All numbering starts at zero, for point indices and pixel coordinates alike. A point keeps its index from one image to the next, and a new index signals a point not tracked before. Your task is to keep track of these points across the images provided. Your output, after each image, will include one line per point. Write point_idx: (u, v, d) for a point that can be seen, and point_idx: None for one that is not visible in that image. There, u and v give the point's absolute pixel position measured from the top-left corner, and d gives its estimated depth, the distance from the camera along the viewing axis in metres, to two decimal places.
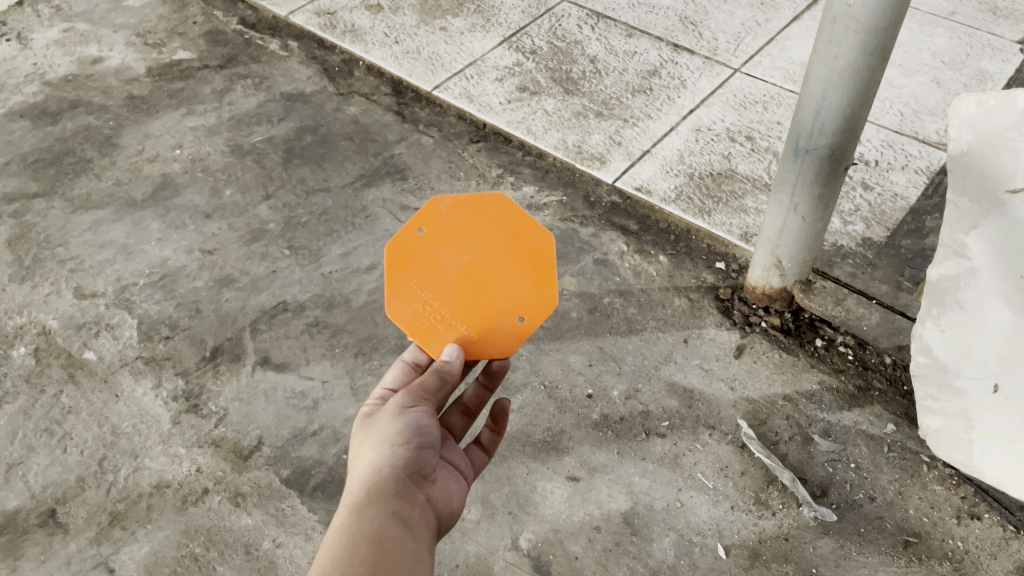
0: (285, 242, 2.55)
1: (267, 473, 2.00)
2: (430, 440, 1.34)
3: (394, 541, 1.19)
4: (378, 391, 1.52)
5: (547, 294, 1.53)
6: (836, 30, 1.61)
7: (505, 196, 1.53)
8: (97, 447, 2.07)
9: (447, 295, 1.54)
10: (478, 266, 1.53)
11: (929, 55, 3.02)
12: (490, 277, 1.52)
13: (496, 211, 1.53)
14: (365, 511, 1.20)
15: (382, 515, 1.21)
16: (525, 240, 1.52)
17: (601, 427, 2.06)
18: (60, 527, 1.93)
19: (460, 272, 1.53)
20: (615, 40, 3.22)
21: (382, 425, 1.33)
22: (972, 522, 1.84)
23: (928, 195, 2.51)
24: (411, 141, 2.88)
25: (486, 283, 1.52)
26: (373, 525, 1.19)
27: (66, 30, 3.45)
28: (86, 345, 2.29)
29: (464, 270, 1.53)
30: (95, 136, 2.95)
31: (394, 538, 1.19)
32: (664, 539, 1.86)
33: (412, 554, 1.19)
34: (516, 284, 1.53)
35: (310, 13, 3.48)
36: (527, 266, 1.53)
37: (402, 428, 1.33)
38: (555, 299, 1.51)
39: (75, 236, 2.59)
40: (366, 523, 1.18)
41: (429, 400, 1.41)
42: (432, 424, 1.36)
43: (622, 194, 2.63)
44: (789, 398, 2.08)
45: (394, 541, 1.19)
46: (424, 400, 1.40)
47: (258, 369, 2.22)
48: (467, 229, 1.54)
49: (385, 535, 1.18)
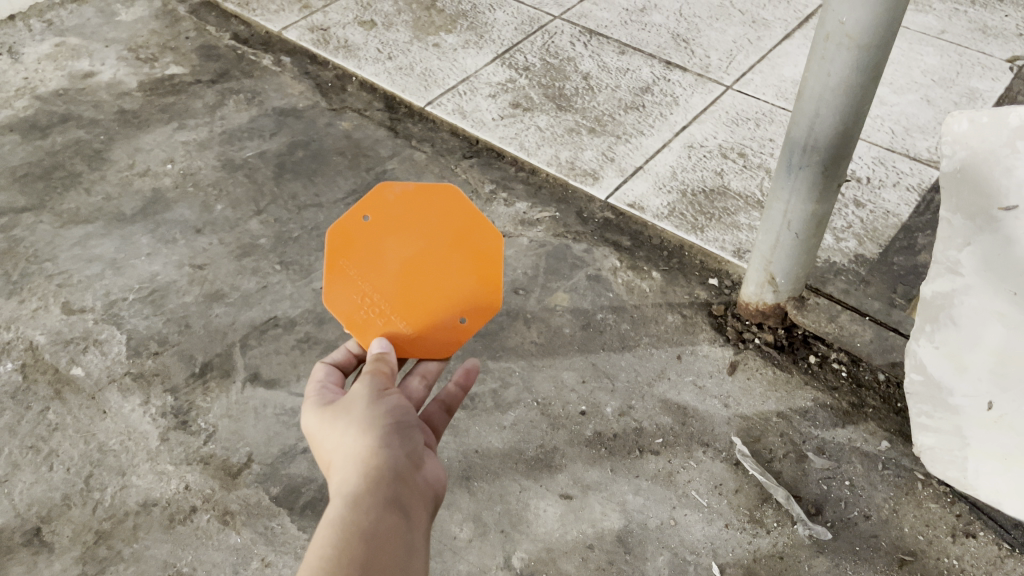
0: (276, 257, 2.53)
1: (257, 491, 1.97)
2: (410, 422, 1.30)
3: (396, 521, 1.08)
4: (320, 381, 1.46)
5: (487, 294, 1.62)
6: (830, 46, 1.62)
7: (451, 189, 1.62)
8: (84, 465, 2.03)
9: (387, 287, 1.59)
10: (420, 260, 1.59)
11: (919, 73, 3.05)
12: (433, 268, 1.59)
13: (441, 204, 1.61)
14: (361, 497, 1.10)
15: (379, 499, 1.11)
16: (469, 239, 1.61)
17: (594, 444, 2.05)
18: (44, 546, 1.89)
19: (403, 265, 1.59)
20: (608, 57, 3.24)
21: (362, 412, 1.27)
22: (967, 540, 1.83)
23: (919, 213, 2.52)
24: (404, 157, 2.88)
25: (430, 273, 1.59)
26: (369, 512, 1.08)
27: (58, 44, 3.44)
28: (73, 361, 2.26)
29: (407, 262, 1.59)
30: (85, 150, 2.93)
31: (391, 524, 1.07)
32: (658, 558, 1.84)
33: (409, 541, 1.07)
34: (460, 282, 1.61)
35: (302, 28, 3.48)
36: (472, 266, 1.61)
37: (383, 412, 1.28)
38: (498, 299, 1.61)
39: (64, 250, 2.56)
40: (361, 510, 1.07)
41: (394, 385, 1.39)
42: (408, 406, 1.34)
43: (615, 210, 2.64)
44: (783, 415, 2.08)
45: (389, 527, 1.07)
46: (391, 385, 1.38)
47: (248, 385, 2.19)
48: (410, 221, 1.60)
49: (379, 520, 1.07)
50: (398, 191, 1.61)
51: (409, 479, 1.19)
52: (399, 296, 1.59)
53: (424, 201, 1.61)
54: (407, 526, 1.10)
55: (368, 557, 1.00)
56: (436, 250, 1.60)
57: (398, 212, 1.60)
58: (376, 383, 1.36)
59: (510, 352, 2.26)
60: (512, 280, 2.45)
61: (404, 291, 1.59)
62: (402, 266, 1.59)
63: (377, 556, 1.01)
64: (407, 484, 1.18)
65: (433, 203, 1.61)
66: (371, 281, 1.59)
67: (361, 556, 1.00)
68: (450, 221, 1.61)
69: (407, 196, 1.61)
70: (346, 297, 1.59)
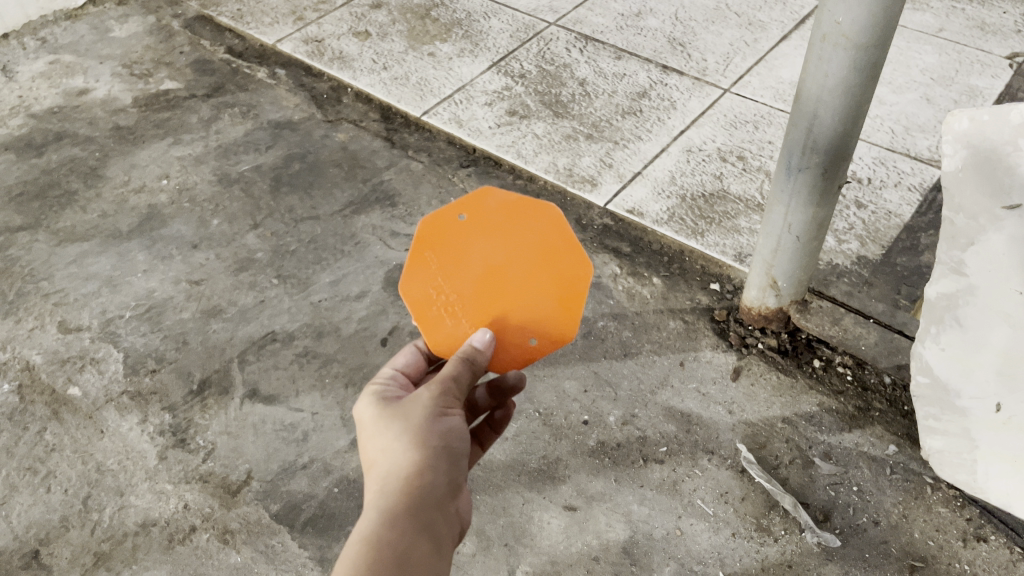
0: (274, 271, 2.52)
1: (256, 509, 1.95)
2: (465, 446, 1.26)
3: (426, 555, 1.12)
4: (387, 372, 1.40)
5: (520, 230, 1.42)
6: (826, 47, 1.60)
7: (555, 208, 1.42)
8: (82, 485, 2.01)
9: (465, 291, 1.42)
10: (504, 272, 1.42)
11: (918, 72, 3.03)
12: (513, 285, 1.41)
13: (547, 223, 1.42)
14: (396, 523, 1.12)
15: (412, 530, 1.13)
16: (559, 263, 1.42)
17: (598, 454, 2.02)
18: (43, 568, 1.87)
19: (486, 270, 1.42)
20: (604, 63, 3.22)
21: (420, 425, 1.22)
22: (979, 544, 1.80)
23: (922, 212, 2.50)
24: (400, 167, 2.87)
25: (507, 291, 1.42)
26: (401, 545, 1.10)
27: (52, 62, 3.44)
28: (70, 380, 2.24)
29: (490, 269, 1.42)
30: (80, 168, 2.92)
31: (422, 559, 1.11)
32: (665, 569, 1.81)
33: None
34: (538, 300, 1.42)
35: (297, 40, 3.47)
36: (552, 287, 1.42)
37: (439, 432, 1.22)
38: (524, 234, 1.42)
39: (60, 269, 2.55)
40: (395, 541, 1.10)
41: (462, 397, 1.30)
42: (466, 428, 1.28)
43: (614, 216, 2.62)
44: (788, 420, 2.05)
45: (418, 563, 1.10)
46: (458, 398, 1.28)
47: (247, 402, 2.17)
48: (510, 232, 1.42)
49: (409, 554, 1.10)
50: (499, 198, 1.42)
51: (444, 505, 1.19)
52: (475, 303, 1.41)
53: (523, 214, 1.42)
54: (436, 560, 1.13)
55: None
56: (521, 265, 1.42)
57: (497, 221, 1.42)
58: (441, 392, 1.26)
59: None
60: None
61: (482, 302, 1.41)
62: (485, 270, 1.42)
63: None
64: (442, 512, 1.18)
65: (534, 223, 1.42)
66: (452, 282, 1.42)
67: None
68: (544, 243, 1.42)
69: (508, 207, 1.43)
70: (420, 287, 1.42)
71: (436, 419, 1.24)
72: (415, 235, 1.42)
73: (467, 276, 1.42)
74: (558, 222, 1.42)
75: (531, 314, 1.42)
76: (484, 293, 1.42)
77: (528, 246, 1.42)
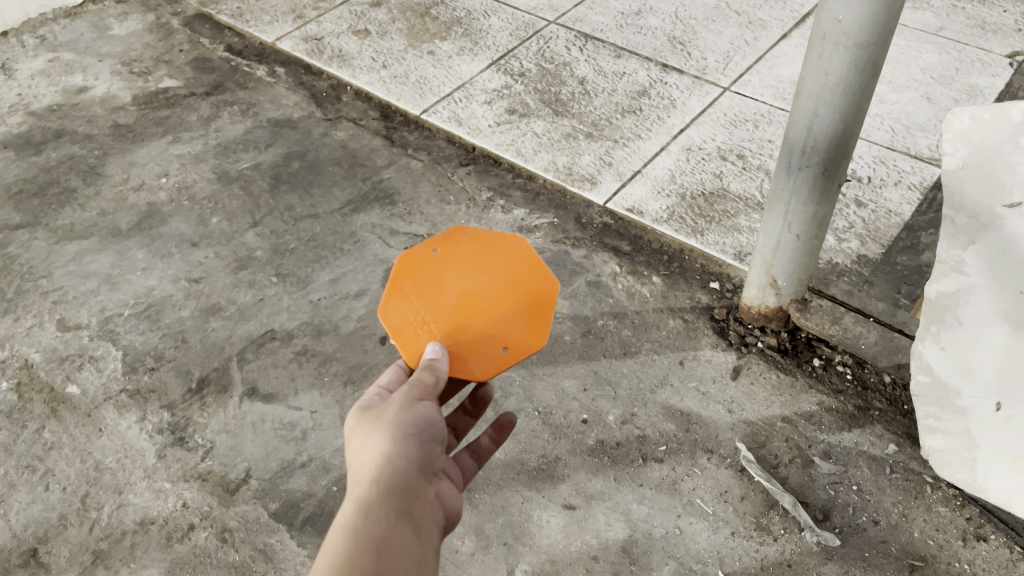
0: (273, 269, 2.51)
1: (255, 507, 1.94)
2: (439, 435, 1.29)
3: (406, 540, 1.10)
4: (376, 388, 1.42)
5: (492, 258, 1.71)
6: (826, 46, 1.59)
7: (522, 242, 1.74)
8: (80, 484, 2.01)
9: (441, 311, 1.62)
10: (475, 295, 1.65)
11: (918, 71, 3.03)
12: (486, 304, 1.64)
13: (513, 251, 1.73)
14: (372, 507, 1.12)
15: (389, 516, 1.12)
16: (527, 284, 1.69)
17: (597, 453, 2.02)
18: (41, 567, 1.86)
19: (460, 295, 1.64)
20: (604, 61, 3.22)
21: (391, 416, 1.27)
22: (979, 543, 1.80)
23: (922, 211, 2.49)
24: (400, 165, 2.86)
25: (482, 309, 1.63)
26: (378, 529, 1.09)
27: (51, 60, 3.43)
28: (69, 378, 2.24)
29: (464, 293, 1.65)
30: (79, 166, 2.91)
31: (402, 544, 1.09)
32: (664, 568, 1.81)
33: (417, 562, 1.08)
34: (508, 319, 1.63)
35: (297, 38, 3.46)
36: (525, 308, 1.66)
37: (409, 421, 1.27)
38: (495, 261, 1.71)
39: (58, 267, 2.55)
40: (372, 526, 1.09)
41: (433, 393, 1.36)
42: (441, 418, 1.31)
43: (613, 215, 2.61)
44: (788, 420, 2.05)
45: (398, 547, 1.08)
46: (428, 393, 1.35)
47: (246, 400, 2.16)
48: (479, 258, 1.71)
49: (388, 539, 1.09)
50: (470, 235, 1.75)
51: (421, 493, 1.20)
52: (450, 319, 1.61)
53: (491, 246, 1.73)
54: (416, 546, 1.11)
55: None
56: (492, 288, 1.66)
57: (466, 250, 1.72)
58: (413, 389, 1.34)
59: None
60: None
61: (456, 317, 1.61)
62: (459, 295, 1.65)
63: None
64: (419, 499, 1.19)
65: (503, 252, 1.72)
66: (427, 303, 1.63)
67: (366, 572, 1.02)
68: (512, 271, 1.70)
69: (478, 241, 1.75)
70: (400, 313, 1.62)
71: (407, 411, 1.29)
72: (394, 271, 1.69)
73: (443, 300, 1.64)
74: (522, 252, 1.73)
75: (501, 327, 1.62)
76: (459, 313, 1.62)
77: (501, 271, 1.70)
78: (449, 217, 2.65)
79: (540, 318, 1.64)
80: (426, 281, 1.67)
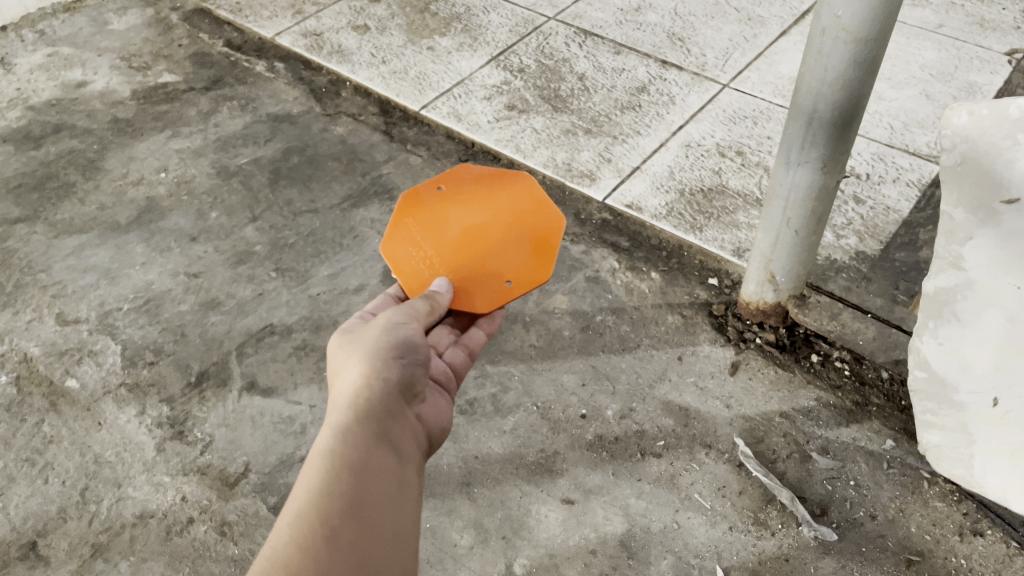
0: (272, 264, 2.51)
1: (254, 501, 1.95)
2: (420, 359, 1.44)
3: (387, 456, 1.22)
4: (362, 313, 1.66)
5: (493, 198, 1.92)
6: (826, 41, 1.59)
7: (526, 179, 1.95)
8: (79, 477, 2.01)
9: (443, 247, 1.83)
10: (478, 230, 1.86)
11: (917, 68, 3.03)
12: (488, 237, 1.85)
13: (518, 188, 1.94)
14: (355, 424, 1.23)
15: (370, 435, 1.23)
16: (530, 218, 1.89)
17: (596, 447, 2.02)
18: (41, 560, 1.87)
19: (463, 230, 1.86)
20: (603, 57, 3.22)
21: (375, 338, 1.41)
22: (975, 538, 1.81)
23: (920, 208, 2.50)
24: (399, 161, 2.86)
25: (484, 241, 1.84)
26: (362, 445, 1.20)
27: (50, 54, 3.42)
28: (68, 372, 2.24)
29: (467, 229, 1.86)
30: (79, 160, 2.91)
31: (384, 458, 1.21)
32: (662, 562, 1.81)
33: (398, 476, 1.21)
34: (513, 254, 1.83)
35: (296, 34, 3.46)
36: (526, 241, 1.85)
37: (391, 344, 1.40)
38: (498, 198, 1.92)
39: (58, 261, 2.55)
40: (355, 444, 1.19)
41: (417, 322, 1.52)
42: (421, 342, 1.46)
43: (612, 211, 2.62)
44: (786, 415, 2.05)
45: (380, 461, 1.20)
46: (413, 321, 1.51)
47: (245, 394, 2.17)
48: (482, 195, 1.93)
49: (371, 452, 1.20)
50: (472, 173, 1.97)
51: (398, 414, 1.33)
52: (451, 253, 1.82)
53: (493, 186, 1.95)
54: (395, 462, 1.23)
55: (356, 488, 1.13)
56: (494, 223, 1.87)
57: (470, 187, 1.94)
58: (398, 317, 1.50)
59: (508, 356, 2.23)
60: None
61: (458, 250, 1.82)
62: (463, 231, 1.86)
63: (365, 487, 1.14)
64: (396, 420, 1.31)
65: (505, 191, 1.94)
66: (431, 238, 1.85)
67: (352, 482, 1.13)
68: (516, 206, 1.90)
69: (480, 178, 1.97)
70: (404, 248, 1.84)
71: (391, 332, 1.44)
72: (400, 208, 1.90)
73: (446, 236, 1.85)
74: (526, 188, 1.94)
75: (507, 260, 1.82)
76: (461, 246, 1.83)
77: (503, 207, 1.90)
78: None
79: (543, 249, 1.84)
80: (430, 218, 1.88)
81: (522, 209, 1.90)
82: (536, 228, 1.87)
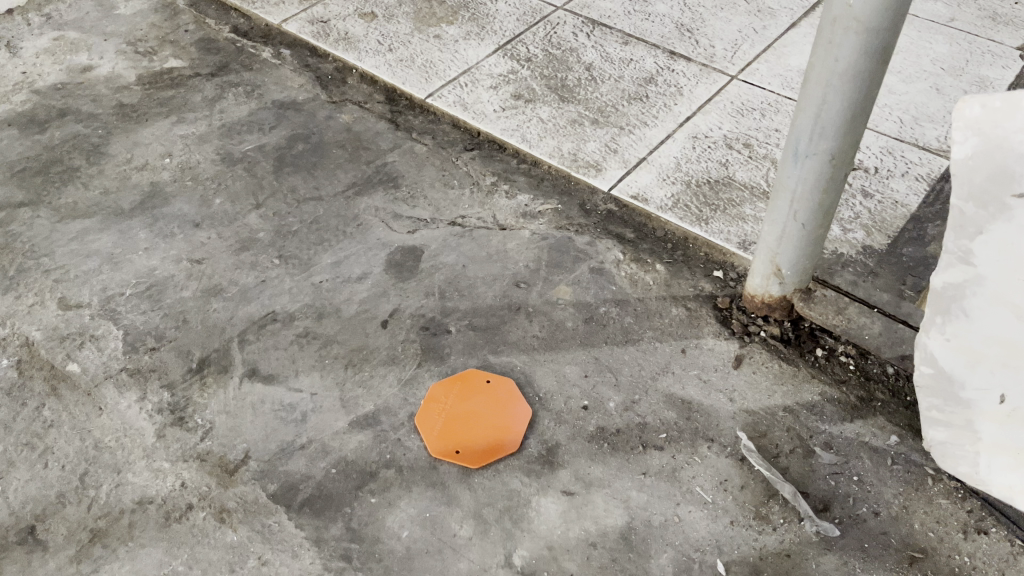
0: (275, 251, 2.51)
1: (253, 488, 1.94)
2: None
3: None
4: None
5: (489, 414, 2.06)
6: (837, 31, 1.57)
7: (519, 397, 2.09)
8: (79, 462, 2.01)
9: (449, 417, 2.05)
10: (469, 432, 2.02)
11: (928, 62, 2.99)
12: (471, 445, 2.00)
13: (507, 405, 2.07)
14: None
15: None
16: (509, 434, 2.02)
17: (597, 439, 2.01)
18: (39, 544, 1.87)
19: (463, 414, 2.06)
20: (611, 48, 3.18)
21: None
22: (979, 536, 1.79)
23: (929, 203, 2.47)
24: (405, 149, 2.85)
25: (466, 445, 2.00)
26: None
27: (56, 38, 3.41)
28: (69, 356, 2.24)
29: (462, 425, 2.03)
30: (83, 145, 2.90)
31: None
32: (662, 556, 1.80)
33: None
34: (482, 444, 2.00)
35: (302, 21, 3.43)
36: (498, 446, 1.99)
37: None
38: (491, 421, 2.04)
39: (61, 246, 2.54)
40: None
41: None
42: None
43: (618, 202, 2.60)
44: (790, 410, 2.04)
45: None
46: None
47: (246, 381, 2.16)
48: (483, 410, 2.07)
49: None
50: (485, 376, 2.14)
51: None
52: (445, 436, 2.01)
53: (498, 404, 2.08)
54: None
55: None
56: (478, 439, 2.01)
57: (478, 398, 2.09)
58: None
59: (510, 347, 2.22)
60: (513, 273, 2.41)
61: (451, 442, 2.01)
62: (457, 427, 2.03)
63: None
64: None
65: (502, 405, 2.08)
66: (447, 404, 2.08)
67: None
68: (501, 425, 2.03)
69: (491, 386, 2.12)
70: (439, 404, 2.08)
71: None
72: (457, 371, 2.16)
73: (453, 414, 2.06)
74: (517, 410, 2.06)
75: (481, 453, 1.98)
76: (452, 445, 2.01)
77: (492, 421, 2.04)
78: (452, 202, 2.64)
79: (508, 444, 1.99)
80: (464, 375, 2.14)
81: (503, 430, 2.02)
82: (507, 436, 2.01)
